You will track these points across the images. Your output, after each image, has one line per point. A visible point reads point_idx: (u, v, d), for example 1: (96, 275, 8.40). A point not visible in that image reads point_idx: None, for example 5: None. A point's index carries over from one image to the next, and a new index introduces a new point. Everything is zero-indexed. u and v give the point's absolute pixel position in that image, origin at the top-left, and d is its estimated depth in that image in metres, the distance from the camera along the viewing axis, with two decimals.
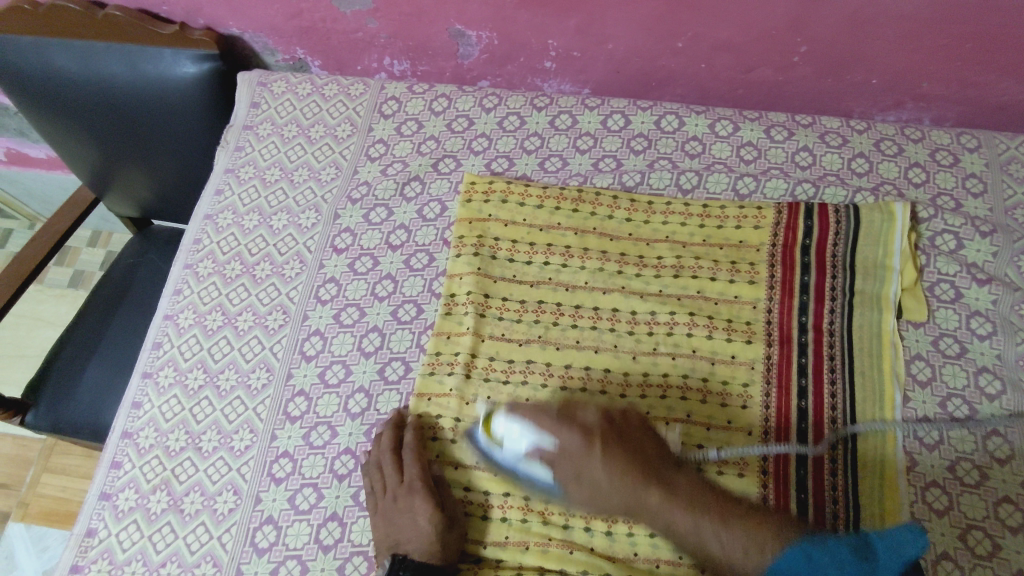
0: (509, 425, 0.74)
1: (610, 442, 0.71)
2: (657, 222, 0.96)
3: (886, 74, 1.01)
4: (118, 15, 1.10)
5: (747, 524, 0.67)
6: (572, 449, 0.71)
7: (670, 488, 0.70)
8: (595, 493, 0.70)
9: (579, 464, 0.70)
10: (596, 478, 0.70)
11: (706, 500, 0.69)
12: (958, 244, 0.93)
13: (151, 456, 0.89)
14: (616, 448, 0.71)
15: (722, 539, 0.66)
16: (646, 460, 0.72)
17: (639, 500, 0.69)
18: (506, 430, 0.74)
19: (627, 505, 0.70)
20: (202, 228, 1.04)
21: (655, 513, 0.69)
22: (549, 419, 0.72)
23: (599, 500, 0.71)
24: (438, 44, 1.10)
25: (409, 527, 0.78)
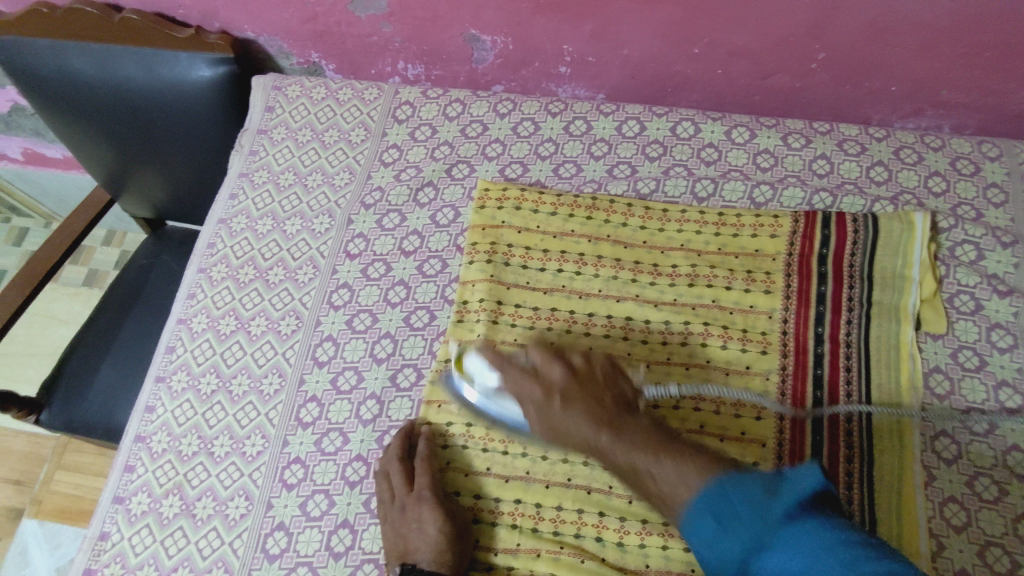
0: (479, 365, 0.78)
1: (569, 387, 0.73)
2: (672, 230, 0.96)
3: (906, 81, 0.99)
4: (134, 18, 1.09)
5: (686, 466, 0.66)
6: (532, 394, 0.74)
7: (623, 434, 0.70)
8: (556, 435, 0.73)
9: (538, 407, 0.74)
10: (554, 421, 0.73)
11: (654, 444, 0.68)
12: (978, 255, 0.92)
13: (163, 460, 0.89)
14: (573, 394, 0.73)
15: (669, 486, 0.66)
16: (605, 406, 0.72)
17: (593, 442, 0.71)
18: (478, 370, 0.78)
19: (584, 447, 0.72)
20: (216, 232, 1.05)
21: (605, 456, 0.70)
22: (512, 368, 0.76)
23: (561, 440, 0.73)
24: (453, 49, 1.10)
25: (419, 537, 0.77)
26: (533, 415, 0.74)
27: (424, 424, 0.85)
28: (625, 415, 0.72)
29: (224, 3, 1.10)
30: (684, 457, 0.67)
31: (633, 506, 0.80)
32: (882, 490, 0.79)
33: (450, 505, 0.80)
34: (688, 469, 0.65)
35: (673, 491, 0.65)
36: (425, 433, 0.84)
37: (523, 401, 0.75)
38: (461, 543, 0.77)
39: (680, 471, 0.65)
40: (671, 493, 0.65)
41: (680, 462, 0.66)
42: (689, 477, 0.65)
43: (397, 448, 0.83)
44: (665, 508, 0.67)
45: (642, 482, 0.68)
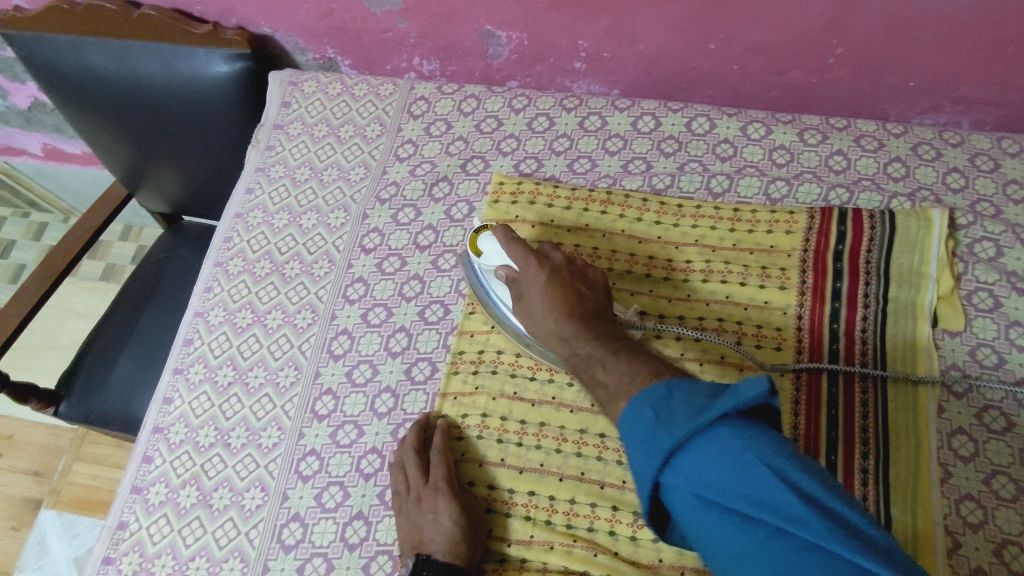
0: (491, 243, 0.86)
1: (559, 274, 0.79)
2: (687, 226, 0.95)
3: (924, 77, 0.98)
4: (152, 14, 1.11)
5: (634, 360, 0.65)
6: (522, 269, 0.81)
7: (589, 325, 0.73)
8: (531, 314, 0.78)
9: (524, 283, 0.80)
10: (535, 300, 0.78)
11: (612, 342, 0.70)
12: (997, 252, 0.91)
13: (181, 451, 0.90)
14: (558, 280, 0.78)
15: (607, 366, 0.66)
16: (583, 302, 0.76)
17: (558, 327, 0.74)
18: (489, 247, 0.86)
19: (549, 334, 0.76)
20: (233, 226, 1.06)
21: (565, 341, 0.73)
22: (518, 244, 0.83)
23: (533, 322, 0.78)
24: (468, 45, 1.10)
25: (433, 528, 0.77)
26: (519, 293, 0.81)
27: (442, 420, 0.86)
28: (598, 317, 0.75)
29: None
30: (633, 358, 0.66)
31: None
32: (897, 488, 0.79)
33: (463, 497, 0.80)
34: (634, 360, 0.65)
35: (611, 374, 0.65)
36: (442, 426, 0.84)
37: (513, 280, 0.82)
38: (474, 536, 0.78)
39: (627, 366, 0.65)
40: (608, 376, 0.65)
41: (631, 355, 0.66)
42: (634, 366, 0.64)
43: (411, 441, 0.83)
44: (593, 388, 0.67)
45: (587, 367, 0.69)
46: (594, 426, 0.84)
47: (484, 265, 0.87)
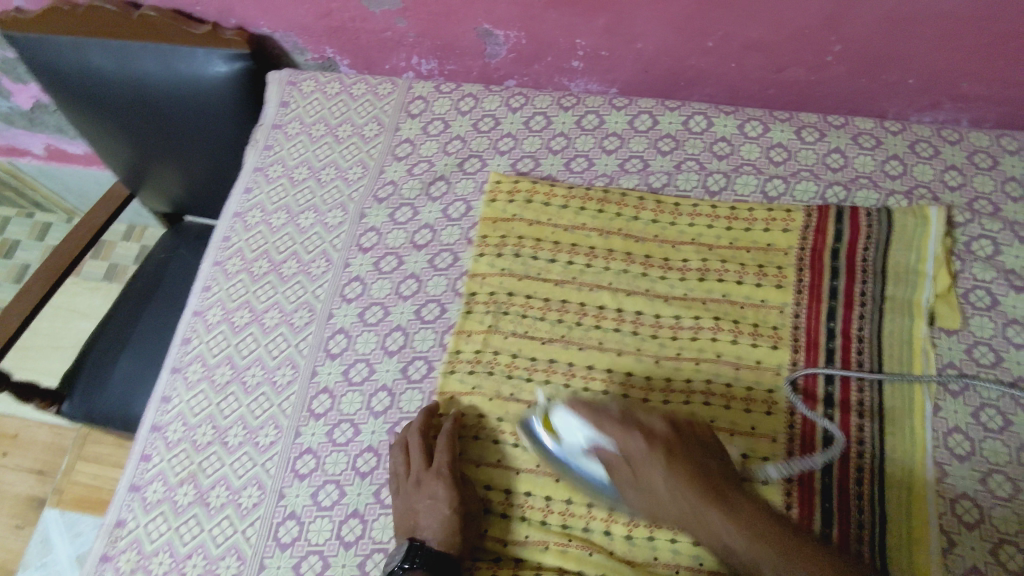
0: (567, 419, 0.76)
1: (674, 449, 0.72)
2: (683, 224, 0.95)
3: (923, 73, 0.98)
4: (151, 15, 1.12)
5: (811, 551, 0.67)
6: (627, 448, 0.73)
7: (731, 505, 0.70)
8: (652, 495, 0.72)
9: (636, 464, 0.72)
10: (655, 481, 0.71)
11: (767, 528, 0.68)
12: (995, 249, 0.91)
13: (178, 449, 0.91)
14: (678, 457, 0.72)
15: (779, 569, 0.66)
16: (709, 474, 0.72)
17: (701, 512, 0.70)
18: (570, 422, 0.76)
19: (686, 514, 0.71)
20: (231, 226, 1.06)
21: (708, 519, 0.70)
22: (614, 421, 0.74)
23: (653, 500, 0.73)
24: (466, 44, 1.10)
25: (428, 515, 0.79)
26: (630, 472, 0.73)
27: (451, 409, 0.87)
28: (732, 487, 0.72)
29: None
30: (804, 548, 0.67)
31: None
32: (891, 486, 0.79)
33: (462, 486, 0.82)
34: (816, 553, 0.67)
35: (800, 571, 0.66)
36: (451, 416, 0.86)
37: (614, 457, 0.74)
38: (467, 526, 0.80)
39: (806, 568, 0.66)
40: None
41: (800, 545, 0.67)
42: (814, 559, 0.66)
43: (416, 425, 0.84)
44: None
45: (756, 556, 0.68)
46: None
47: (564, 440, 0.77)
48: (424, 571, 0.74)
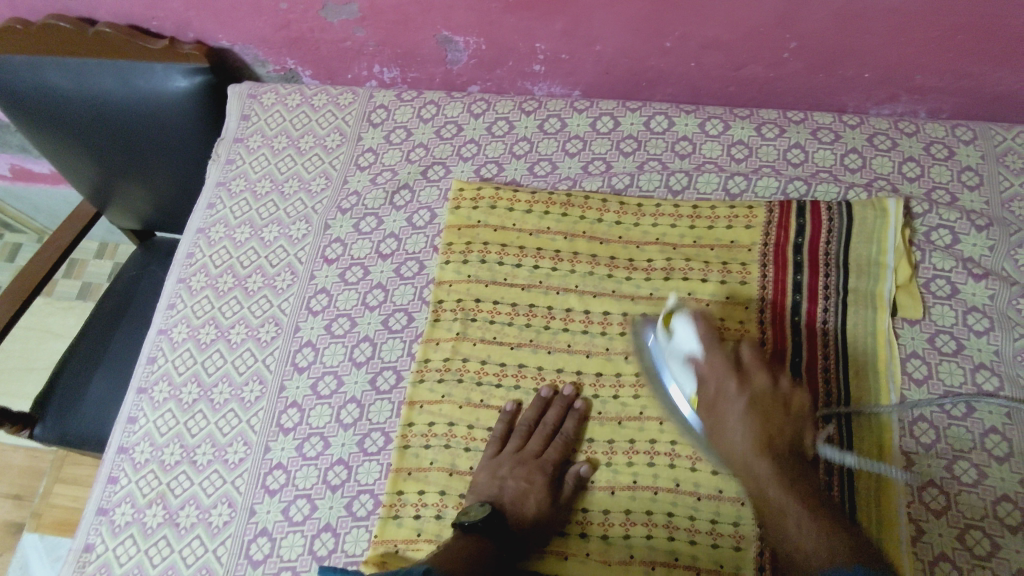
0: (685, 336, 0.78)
1: (758, 401, 0.74)
2: (647, 224, 0.96)
3: (879, 67, 0.99)
4: (108, 32, 1.10)
5: (812, 531, 0.67)
6: (716, 383, 0.76)
7: (781, 469, 0.72)
8: (719, 431, 0.75)
9: (716, 397, 0.76)
10: (728, 421, 0.75)
11: (800, 503, 0.69)
12: (954, 239, 0.92)
13: (146, 470, 0.90)
14: (755, 415, 0.74)
15: (802, 530, 0.67)
16: (778, 440, 0.73)
17: (749, 461, 0.73)
18: (682, 335, 0.78)
19: (737, 463, 0.74)
20: (195, 242, 1.05)
21: (755, 476, 0.72)
22: (718, 352, 0.76)
23: (718, 437, 0.76)
24: (426, 51, 1.10)
25: (516, 493, 0.81)
26: (706, 405, 0.76)
27: (580, 399, 0.86)
28: (790, 465, 0.72)
29: (197, 13, 1.10)
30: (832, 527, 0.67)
31: (615, 497, 0.81)
32: (861, 478, 0.80)
33: (561, 488, 0.82)
34: (811, 535, 0.67)
35: (794, 530, 0.68)
36: (578, 412, 0.85)
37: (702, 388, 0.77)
38: (550, 522, 0.80)
39: (831, 544, 0.65)
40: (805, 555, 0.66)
41: (821, 522, 0.67)
42: (811, 535, 0.67)
43: (538, 408, 0.86)
44: (780, 541, 0.69)
45: (770, 518, 0.70)
46: None
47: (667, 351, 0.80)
48: (488, 538, 0.77)
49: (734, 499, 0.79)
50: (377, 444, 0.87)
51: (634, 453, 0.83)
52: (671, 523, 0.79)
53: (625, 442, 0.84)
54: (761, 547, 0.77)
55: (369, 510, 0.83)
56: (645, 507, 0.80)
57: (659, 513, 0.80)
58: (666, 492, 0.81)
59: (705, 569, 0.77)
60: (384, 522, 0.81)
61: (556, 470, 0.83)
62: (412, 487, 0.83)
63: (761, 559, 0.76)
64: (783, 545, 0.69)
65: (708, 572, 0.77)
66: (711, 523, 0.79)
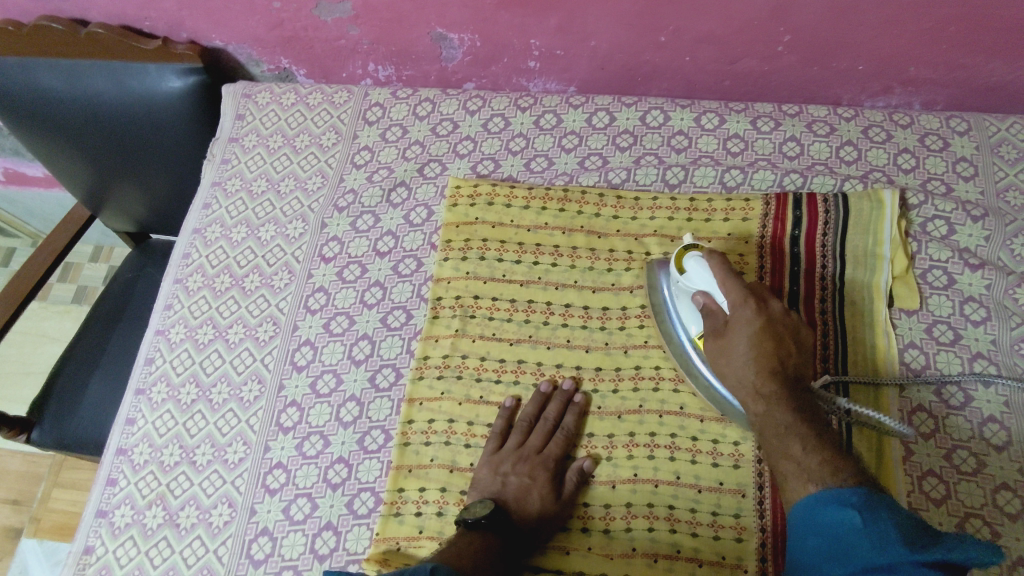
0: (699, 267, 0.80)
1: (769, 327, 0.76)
2: (645, 218, 0.96)
3: (873, 59, 0.99)
4: (100, 32, 1.09)
5: (812, 457, 0.68)
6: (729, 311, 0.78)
7: (787, 393, 0.73)
8: (728, 356, 0.77)
9: (728, 325, 0.78)
10: (737, 346, 0.77)
11: (803, 427, 0.71)
12: (949, 229, 0.92)
13: (145, 472, 0.89)
14: (764, 341, 0.75)
15: (805, 449, 0.69)
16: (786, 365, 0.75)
17: (756, 385, 0.74)
18: (696, 271, 0.80)
19: (743, 389, 0.76)
20: (191, 242, 1.05)
21: (762, 398, 0.74)
22: (734, 281, 0.78)
23: (726, 365, 0.78)
24: (421, 49, 1.10)
25: (519, 489, 0.80)
26: (718, 333, 0.79)
27: (579, 394, 0.86)
28: (795, 392, 0.74)
29: (190, 12, 1.09)
30: (831, 449, 0.69)
31: (616, 491, 0.81)
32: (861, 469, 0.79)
33: (562, 484, 0.82)
34: (809, 458, 0.68)
35: (793, 455, 0.69)
36: (577, 406, 0.85)
37: (714, 317, 0.79)
38: (555, 518, 0.80)
39: (831, 459, 0.68)
40: (802, 470, 0.68)
41: (823, 447, 0.68)
42: (810, 460, 0.68)
43: (538, 403, 0.86)
44: (778, 463, 0.71)
45: (770, 441, 0.72)
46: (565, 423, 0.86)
47: (682, 285, 0.83)
48: (492, 534, 0.76)
49: (734, 491, 0.80)
50: (377, 442, 0.87)
51: (635, 446, 0.83)
52: (673, 516, 0.79)
53: (625, 435, 0.84)
54: (763, 538, 0.77)
55: (370, 508, 0.83)
56: (646, 500, 0.80)
57: (660, 505, 0.80)
58: (666, 485, 0.81)
59: (707, 561, 0.77)
60: (386, 520, 0.81)
61: (558, 466, 0.82)
62: (412, 484, 0.83)
63: (763, 551, 0.76)
64: (780, 465, 0.70)
65: (710, 564, 0.77)
66: (711, 516, 0.79)
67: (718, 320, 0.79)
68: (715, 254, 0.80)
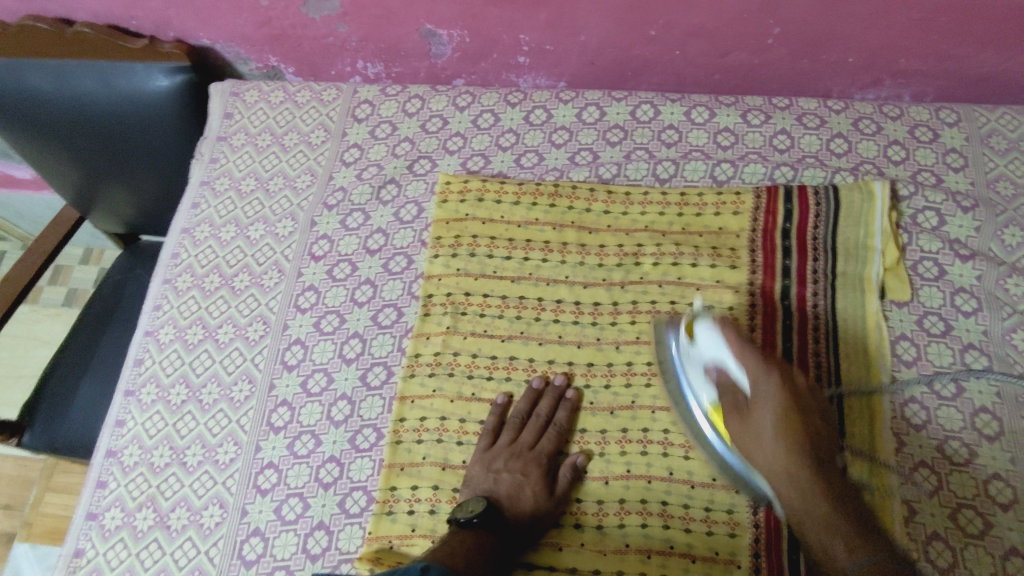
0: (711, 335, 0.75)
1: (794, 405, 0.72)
2: (635, 213, 0.96)
3: (863, 51, 0.99)
4: (86, 31, 1.10)
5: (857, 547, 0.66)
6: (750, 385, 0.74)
7: (821, 478, 0.70)
8: (753, 436, 0.73)
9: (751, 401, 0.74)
10: (763, 425, 0.73)
11: (846, 525, 0.67)
12: (940, 221, 0.92)
13: (135, 474, 0.89)
14: (790, 421, 0.72)
15: (852, 550, 0.66)
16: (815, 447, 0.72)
17: (789, 470, 0.71)
18: (707, 342, 0.76)
19: (773, 471, 0.72)
20: (180, 242, 1.04)
21: (796, 485, 0.70)
22: (752, 354, 0.73)
23: (753, 445, 0.73)
24: (410, 45, 1.10)
25: (511, 486, 0.80)
26: (739, 410, 0.75)
27: (570, 390, 0.86)
28: (825, 469, 0.71)
29: (177, 11, 1.09)
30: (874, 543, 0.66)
31: (609, 487, 0.81)
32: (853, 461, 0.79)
33: (555, 481, 0.81)
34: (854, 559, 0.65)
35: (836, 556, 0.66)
36: (569, 403, 0.85)
37: (734, 393, 0.75)
38: (548, 514, 0.79)
39: (880, 556, 0.65)
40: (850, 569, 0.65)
41: (870, 547, 0.66)
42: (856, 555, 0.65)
43: (529, 400, 0.85)
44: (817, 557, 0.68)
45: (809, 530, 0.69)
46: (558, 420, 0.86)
47: (692, 354, 0.78)
48: (485, 531, 0.76)
49: (728, 486, 0.79)
50: (368, 440, 0.86)
51: (628, 442, 0.83)
52: (666, 512, 0.79)
53: (617, 431, 0.84)
54: (756, 533, 0.77)
55: (362, 507, 0.83)
56: (639, 496, 0.80)
57: (653, 501, 0.80)
58: (659, 481, 0.81)
59: (700, 557, 0.77)
60: (378, 518, 0.81)
61: (550, 462, 0.82)
62: (405, 482, 0.82)
63: (756, 546, 0.76)
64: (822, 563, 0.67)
65: (704, 560, 0.77)
66: (705, 511, 0.79)
67: (737, 395, 0.75)
68: (727, 323, 0.75)
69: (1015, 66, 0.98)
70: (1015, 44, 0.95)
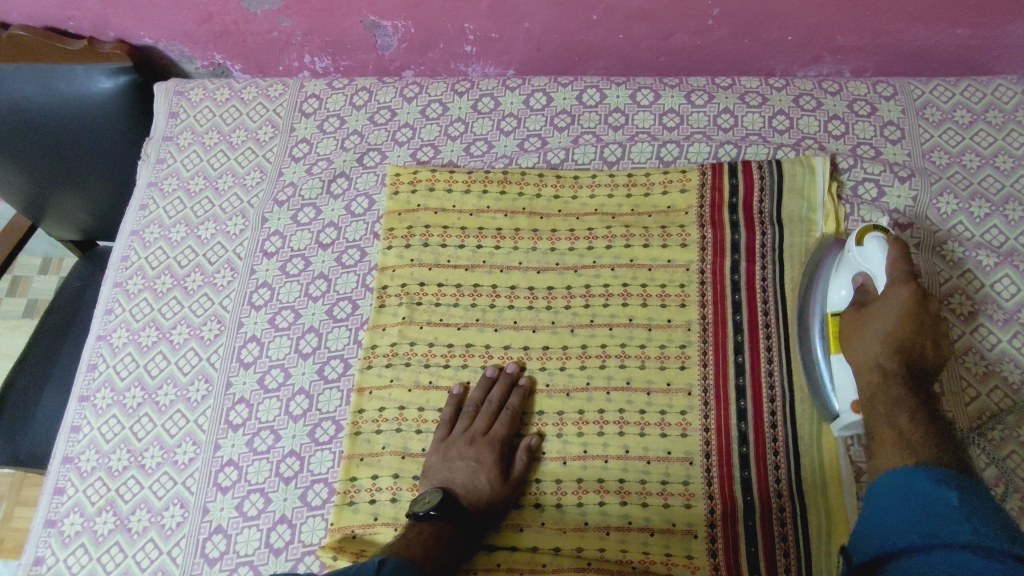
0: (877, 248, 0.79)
1: (917, 315, 0.75)
2: (585, 197, 0.97)
3: (800, 29, 1.01)
4: (21, 34, 1.07)
5: (912, 430, 0.69)
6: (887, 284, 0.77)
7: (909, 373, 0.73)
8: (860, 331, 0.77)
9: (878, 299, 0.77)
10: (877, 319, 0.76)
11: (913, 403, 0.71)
12: (879, 192, 0.95)
13: (93, 478, 0.88)
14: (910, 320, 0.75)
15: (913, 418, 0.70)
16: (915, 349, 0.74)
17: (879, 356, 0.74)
18: (874, 249, 0.79)
19: (862, 360, 0.76)
20: (130, 245, 1.03)
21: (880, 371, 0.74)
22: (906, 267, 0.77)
23: (861, 332, 0.77)
24: (356, 38, 1.09)
25: (467, 474, 0.80)
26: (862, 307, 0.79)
27: (523, 377, 0.87)
28: (915, 376, 0.74)
29: (115, 11, 1.07)
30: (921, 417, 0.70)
31: (567, 467, 0.83)
32: (805, 445, 0.80)
33: (511, 466, 0.82)
34: (914, 430, 0.69)
35: (899, 423, 0.70)
36: (522, 389, 0.86)
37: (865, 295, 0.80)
38: (504, 502, 0.80)
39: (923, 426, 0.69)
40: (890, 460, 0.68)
41: (928, 422, 0.69)
42: (912, 433, 0.69)
43: (483, 388, 0.86)
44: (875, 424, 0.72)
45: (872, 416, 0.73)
46: (527, 406, 0.86)
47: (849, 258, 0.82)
48: (445, 523, 0.76)
49: (683, 459, 0.82)
50: (328, 433, 0.87)
51: (585, 423, 0.84)
52: (622, 489, 0.81)
53: (574, 412, 0.85)
54: (712, 504, 0.79)
55: (324, 499, 0.83)
56: (596, 475, 0.82)
57: (610, 480, 0.82)
58: (615, 460, 0.82)
59: (658, 529, 0.79)
60: (340, 509, 0.81)
61: (506, 448, 0.83)
62: (365, 472, 0.83)
63: (712, 517, 0.79)
64: (881, 427, 0.71)
65: (662, 532, 0.79)
66: (660, 484, 0.81)
67: (869, 296, 0.79)
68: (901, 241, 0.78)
69: (946, 39, 1.01)
70: (945, 17, 0.97)
